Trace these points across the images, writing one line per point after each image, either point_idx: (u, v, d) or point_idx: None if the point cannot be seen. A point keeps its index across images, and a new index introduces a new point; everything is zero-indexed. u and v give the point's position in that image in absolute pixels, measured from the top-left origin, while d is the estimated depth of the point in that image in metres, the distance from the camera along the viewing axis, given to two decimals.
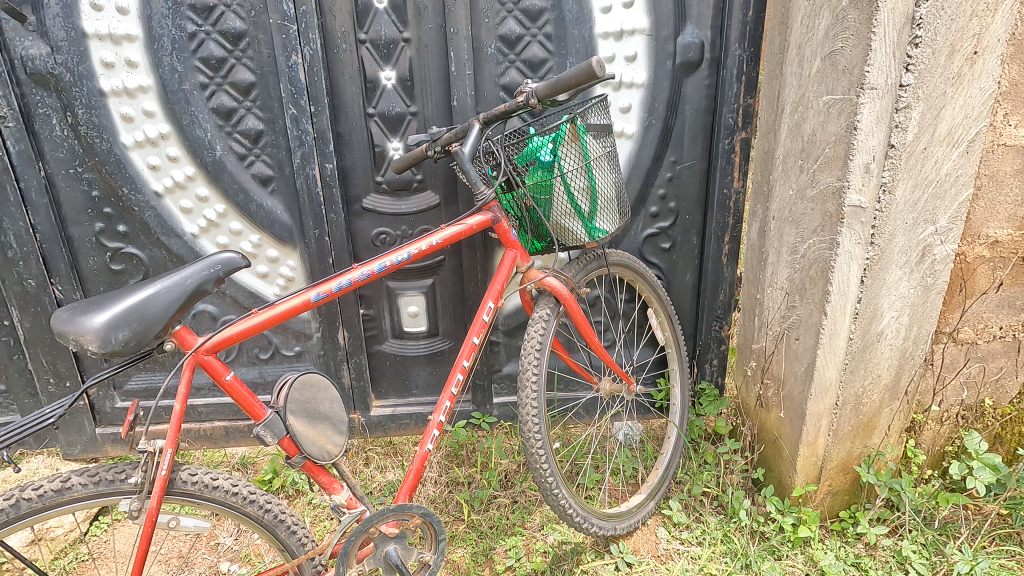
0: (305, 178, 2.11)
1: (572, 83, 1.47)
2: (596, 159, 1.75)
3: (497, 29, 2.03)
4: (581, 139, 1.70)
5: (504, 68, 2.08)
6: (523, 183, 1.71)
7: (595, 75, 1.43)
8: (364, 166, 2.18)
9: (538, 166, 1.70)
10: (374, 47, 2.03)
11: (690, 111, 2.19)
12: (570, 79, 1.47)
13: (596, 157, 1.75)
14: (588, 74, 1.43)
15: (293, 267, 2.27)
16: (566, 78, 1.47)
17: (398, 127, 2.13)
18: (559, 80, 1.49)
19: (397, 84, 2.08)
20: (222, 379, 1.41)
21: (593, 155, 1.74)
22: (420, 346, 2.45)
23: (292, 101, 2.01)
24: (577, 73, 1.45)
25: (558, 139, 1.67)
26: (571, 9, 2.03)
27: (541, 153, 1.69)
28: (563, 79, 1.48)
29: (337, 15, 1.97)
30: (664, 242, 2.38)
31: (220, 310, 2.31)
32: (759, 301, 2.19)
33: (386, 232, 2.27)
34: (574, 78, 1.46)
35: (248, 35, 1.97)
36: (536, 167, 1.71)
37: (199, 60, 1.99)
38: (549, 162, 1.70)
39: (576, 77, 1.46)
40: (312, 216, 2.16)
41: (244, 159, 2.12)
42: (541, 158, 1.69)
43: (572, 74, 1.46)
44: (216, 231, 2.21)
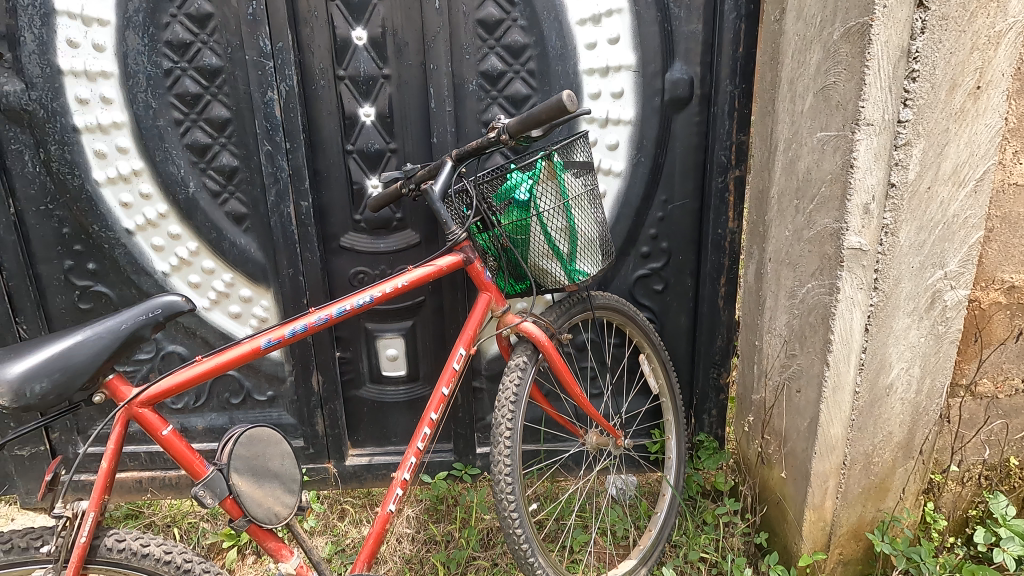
0: (280, 215, 2.04)
1: (542, 118, 1.39)
2: (577, 198, 1.65)
3: (479, 65, 1.98)
4: (559, 179, 1.61)
5: (486, 104, 2.02)
6: (498, 222, 1.62)
7: (568, 109, 1.34)
8: (343, 203, 2.10)
9: (514, 205, 1.60)
10: (353, 83, 1.99)
11: (681, 148, 2.10)
12: (541, 113, 1.38)
13: (578, 196, 1.65)
14: (560, 108, 1.34)
15: (266, 307, 2.17)
16: (537, 112, 1.39)
17: (377, 164, 2.07)
18: (531, 116, 1.40)
19: (376, 121, 2.03)
20: (158, 434, 1.29)
21: (575, 194, 1.64)
22: (399, 392, 2.31)
23: (268, 137, 1.96)
24: (549, 106, 1.36)
25: (534, 177, 1.59)
26: (555, 46, 1.97)
27: (517, 193, 1.60)
28: (535, 114, 1.39)
29: (316, 53, 1.95)
30: (658, 283, 2.25)
31: (190, 351, 2.20)
32: (758, 348, 2.05)
33: (364, 272, 2.18)
34: (545, 112, 1.37)
35: (224, 71, 1.94)
36: (512, 205, 1.61)
37: (175, 97, 1.95)
38: (526, 202, 1.60)
39: (547, 112, 1.37)
40: (287, 255, 2.08)
41: (218, 196, 2.05)
42: (516, 197, 1.60)
43: (543, 108, 1.37)
44: (188, 269, 2.12)
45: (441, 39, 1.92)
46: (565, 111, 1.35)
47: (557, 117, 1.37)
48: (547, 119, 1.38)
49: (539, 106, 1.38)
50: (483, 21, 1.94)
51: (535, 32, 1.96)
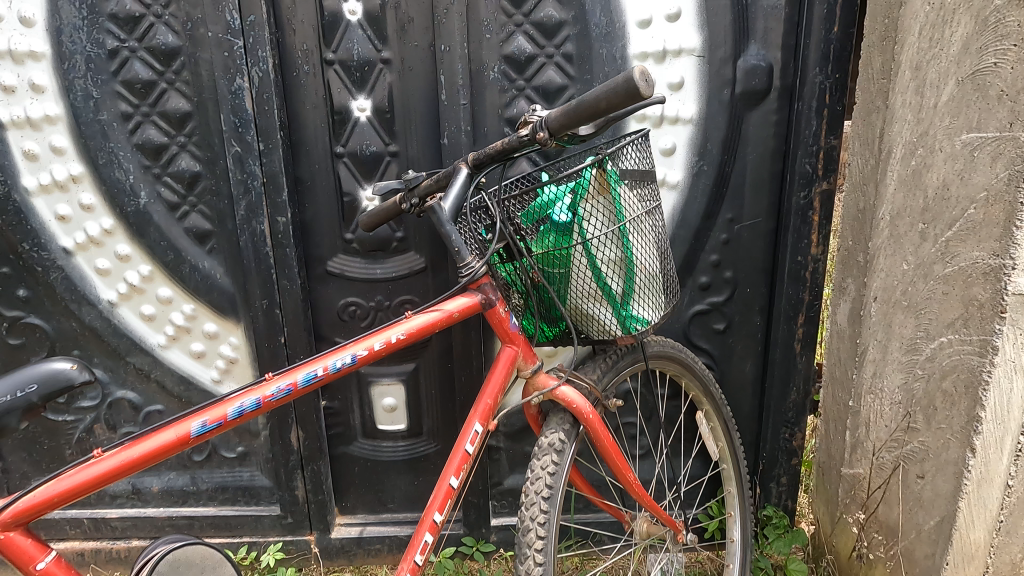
0: (252, 234, 1.63)
1: (596, 107, 0.95)
2: (637, 220, 1.21)
3: (502, 47, 1.56)
4: (612, 194, 1.18)
5: (511, 96, 1.60)
6: (528, 251, 1.20)
7: (639, 93, 0.90)
8: (330, 220, 1.70)
9: (549, 228, 1.19)
10: (344, 70, 1.59)
11: (754, 154, 1.67)
12: (596, 99, 0.95)
13: (638, 217, 1.21)
14: (627, 92, 0.90)
15: (235, 345, 1.76)
16: (590, 98, 0.95)
17: (374, 172, 1.66)
18: (579, 104, 0.97)
19: (373, 117, 1.62)
20: (31, 568, 0.88)
21: (633, 214, 1.20)
22: (398, 449, 1.90)
23: (236, 135, 1.56)
24: (609, 89, 0.92)
25: (579, 190, 1.16)
26: (599, 23, 1.55)
27: (555, 211, 1.18)
28: (586, 100, 0.96)
29: (298, 30, 1.55)
30: (718, 322, 1.81)
31: (143, 398, 1.80)
32: (853, 410, 1.60)
33: (356, 304, 1.77)
34: (602, 98, 0.94)
35: (183, 53, 1.54)
36: (547, 228, 1.19)
37: (122, 84, 1.56)
38: (567, 224, 1.18)
39: (604, 97, 0.93)
40: (260, 283, 1.67)
41: (176, 209, 1.65)
42: (553, 217, 1.18)
43: (600, 92, 0.94)
44: (140, 298, 1.72)
45: (454, 14, 1.51)
46: (632, 97, 0.91)
47: (620, 105, 0.93)
48: (604, 108, 0.95)
49: (594, 90, 0.95)
50: None
51: (575, 5, 1.54)
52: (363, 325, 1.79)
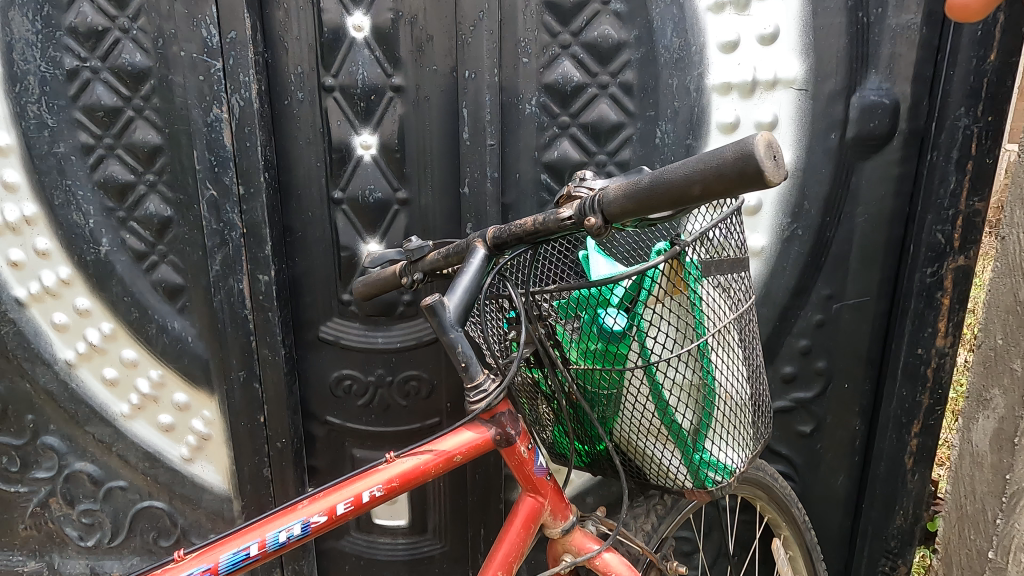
0: (229, 294, 1.34)
1: (681, 191, 0.60)
2: (722, 332, 0.83)
3: (542, 73, 1.23)
4: (689, 297, 0.80)
5: (551, 135, 1.26)
6: (566, 361, 0.87)
7: (759, 179, 0.54)
8: (324, 277, 1.39)
9: (597, 337, 0.83)
10: (346, 98, 1.29)
11: (864, 215, 1.28)
12: (683, 177, 0.60)
13: (723, 326, 0.83)
14: (738, 176, 0.55)
15: (208, 419, 1.48)
16: (673, 177, 0.60)
17: (378, 222, 1.35)
18: (655, 182, 0.62)
19: (379, 156, 1.32)
20: None
21: (717, 324, 0.82)
22: (397, 548, 1.58)
23: (212, 177, 1.27)
24: (705, 166, 0.57)
25: (643, 289, 0.79)
26: (669, 45, 1.20)
27: (607, 314, 0.82)
28: (667, 179, 0.61)
29: (292, 50, 1.26)
30: (805, 423, 1.41)
31: (104, 473, 1.54)
32: (995, 567, 1.18)
33: (352, 378, 1.46)
34: (692, 177, 0.59)
35: (153, 75, 1.26)
36: (593, 336, 0.84)
37: (83, 111, 1.30)
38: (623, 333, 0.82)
39: (696, 177, 0.58)
40: (238, 351, 1.38)
41: (144, 259, 1.38)
42: (603, 322, 0.82)
43: (691, 168, 0.59)
44: (101, 360, 1.46)
45: (483, 33, 1.19)
46: (744, 184, 0.55)
47: (721, 194, 0.58)
48: (694, 195, 0.59)
49: (680, 165, 0.60)
50: (553, 4, 1.19)
51: (639, 22, 1.19)
52: (360, 403, 1.47)
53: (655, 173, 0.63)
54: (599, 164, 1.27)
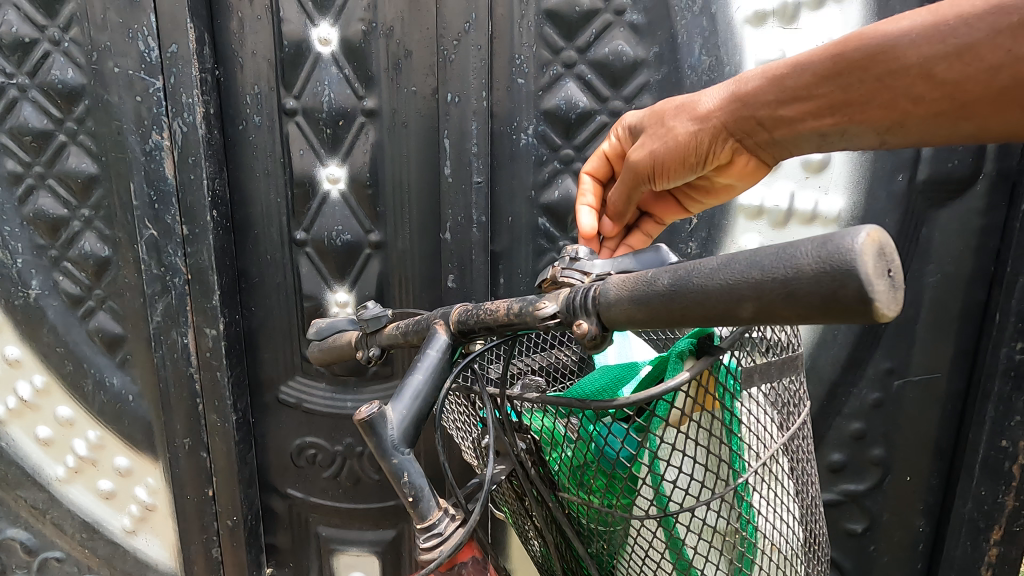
0: (171, 350, 1.15)
1: (720, 309, 0.37)
2: (768, 464, 0.60)
3: (541, 97, 1.02)
4: (723, 420, 0.56)
5: (551, 171, 1.05)
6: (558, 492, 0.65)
7: (859, 314, 0.31)
8: (284, 331, 1.19)
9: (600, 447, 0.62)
10: (310, 123, 1.09)
11: (937, 275, 1.03)
12: (722, 286, 0.37)
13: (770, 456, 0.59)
14: (821, 305, 0.32)
15: (152, 488, 1.28)
16: (707, 283, 0.37)
17: (347, 268, 1.15)
18: (677, 287, 0.39)
19: (348, 192, 1.12)
20: None
21: (762, 454, 0.59)
22: None
23: (151, 214, 1.08)
24: (763, 275, 0.34)
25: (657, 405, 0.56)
26: (698, 65, 0.98)
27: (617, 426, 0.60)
28: (697, 283, 0.38)
29: (246, 67, 1.06)
30: (855, 520, 1.16)
31: (38, 542, 1.34)
32: None
33: (317, 446, 1.25)
34: (741, 289, 0.35)
35: (88, 95, 1.08)
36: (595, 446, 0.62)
37: (9, 135, 1.12)
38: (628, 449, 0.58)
39: (747, 291, 0.35)
40: (182, 415, 1.18)
41: (80, 304, 1.19)
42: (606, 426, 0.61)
43: (738, 273, 0.36)
44: (33, 416, 1.27)
45: (468, 48, 0.98)
46: (830, 316, 0.32)
47: (785, 322, 0.35)
48: (742, 317, 0.36)
49: (719, 263, 0.37)
50: (556, 13, 0.98)
51: (660, 36, 0.98)
52: (326, 475, 1.27)
53: (679, 268, 0.40)
54: None
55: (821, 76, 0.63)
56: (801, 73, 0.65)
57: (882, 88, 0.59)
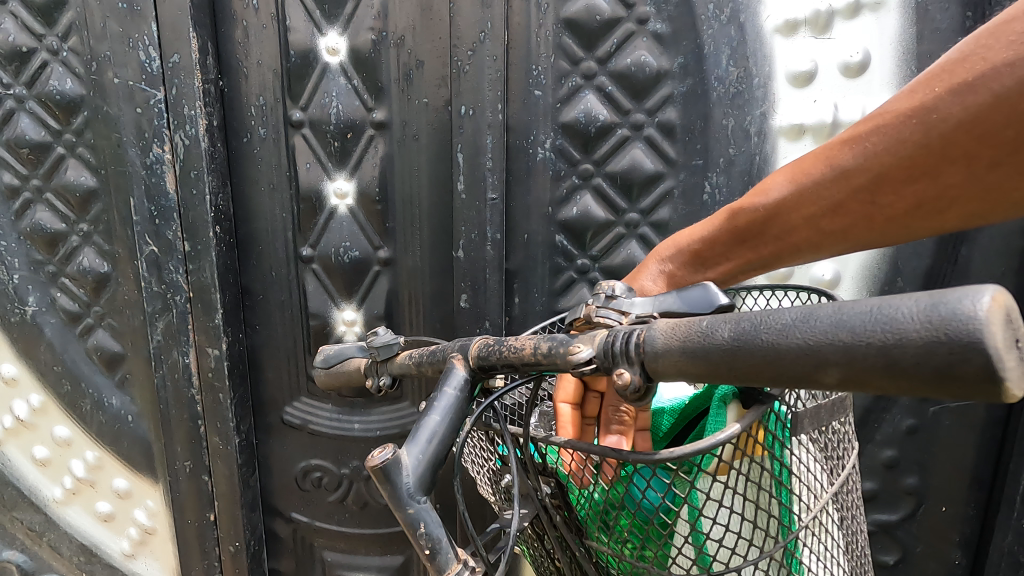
0: (172, 370, 1.10)
1: (798, 371, 0.32)
2: (819, 516, 0.54)
3: (559, 110, 0.97)
4: (772, 471, 0.51)
5: (569, 187, 1.00)
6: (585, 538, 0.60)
7: (979, 393, 0.26)
8: (289, 351, 1.14)
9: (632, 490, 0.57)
10: (317, 136, 1.05)
11: None
12: (801, 346, 0.32)
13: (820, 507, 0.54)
14: (932, 380, 0.26)
15: (152, 511, 1.23)
16: (781, 341, 0.32)
17: (355, 286, 1.10)
18: (743, 342, 0.34)
19: (357, 207, 1.07)
20: None
21: (812, 506, 0.53)
22: None
23: (152, 230, 1.04)
24: (856, 338, 0.29)
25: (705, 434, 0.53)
26: (725, 76, 0.93)
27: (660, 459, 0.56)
28: (768, 340, 0.33)
29: (251, 78, 1.02)
30: (885, 551, 1.11)
31: (34, 565, 1.30)
32: None
33: (323, 469, 1.20)
34: (826, 351, 0.30)
35: (87, 106, 1.04)
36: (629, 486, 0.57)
37: (6, 147, 1.08)
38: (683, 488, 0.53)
39: (834, 354, 0.30)
40: (183, 437, 1.14)
41: (78, 322, 1.15)
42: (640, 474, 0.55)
43: (822, 332, 0.31)
44: (29, 436, 1.23)
45: (484, 59, 0.93)
46: (940, 391, 0.27)
47: (877, 391, 0.30)
48: (825, 381, 0.31)
49: (795, 318, 0.32)
50: (575, 23, 0.94)
51: (684, 46, 0.93)
52: (332, 499, 1.22)
53: (743, 319, 0.35)
54: (630, 225, 1.01)
55: (726, 239, 0.63)
56: (710, 241, 0.65)
57: (781, 248, 0.58)
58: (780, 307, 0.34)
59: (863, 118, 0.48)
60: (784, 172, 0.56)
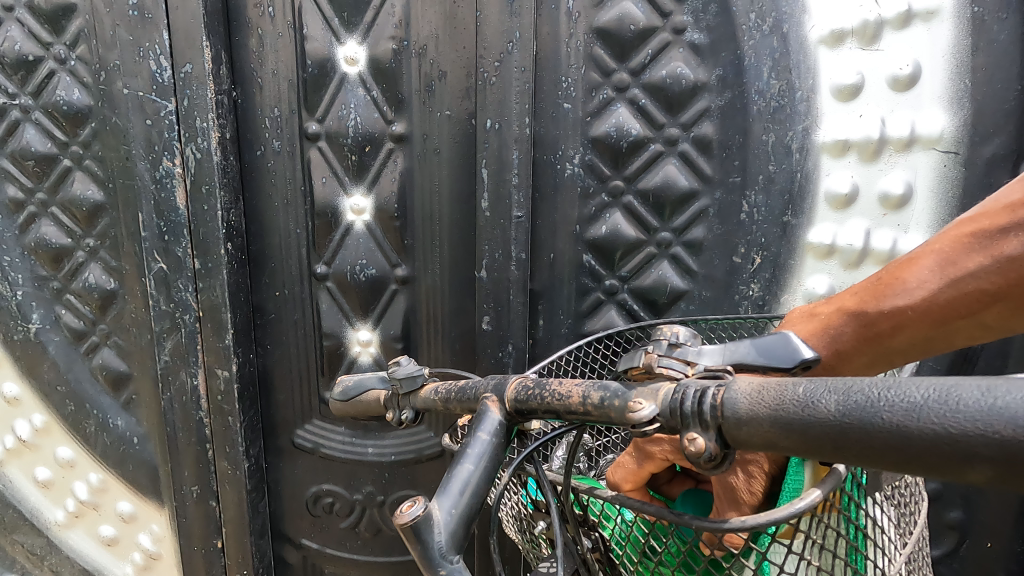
0: (180, 392, 1.06)
1: (933, 463, 0.27)
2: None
3: (589, 123, 0.93)
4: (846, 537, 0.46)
5: (598, 205, 0.95)
6: None
7: None
8: (302, 372, 1.10)
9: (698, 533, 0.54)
10: (334, 149, 1.00)
11: None
12: (937, 434, 0.26)
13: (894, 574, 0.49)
14: None
15: (156, 536, 1.19)
16: (910, 426, 0.27)
17: (371, 305, 1.06)
18: (857, 421, 0.29)
19: (374, 223, 1.03)
20: None
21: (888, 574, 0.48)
22: None
23: (161, 247, 1.00)
24: (1021, 434, 0.24)
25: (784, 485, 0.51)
26: (765, 89, 0.88)
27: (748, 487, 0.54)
28: (892, 422, 0.28)
29: (266, 88, 0.98)
30: None
31: None
32: None
33: (334, 494, 1.16)
34: (976, 444, 0.25)
35: (95, 117, 1.00)
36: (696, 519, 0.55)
37: (11, 159, 1.04)
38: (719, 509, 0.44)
39: (986, 449, 0.25)
40: (190, 462, 1.09)
41: (83, 340, 1.11)
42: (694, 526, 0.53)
43: (968, 422, 0.26)
44: (31, 457, 1.19)
45: (511, 70, 0.89)
46: None
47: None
48: (968, 478, 0.26)
49: (928, 400, 0.27)
50: (607, 33, 0.89)
51: (723, 57, 0.88)
52: (344, 525, 1.17)
53: (855, 393, 0.30)
54: (661, 244, 0.96)
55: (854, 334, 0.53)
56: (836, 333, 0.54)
57: (921, 341, 0.50)
58: (903, 383, 0.29)
59: (1020, 202, 0.45)
60: (925, 258, 0.50)
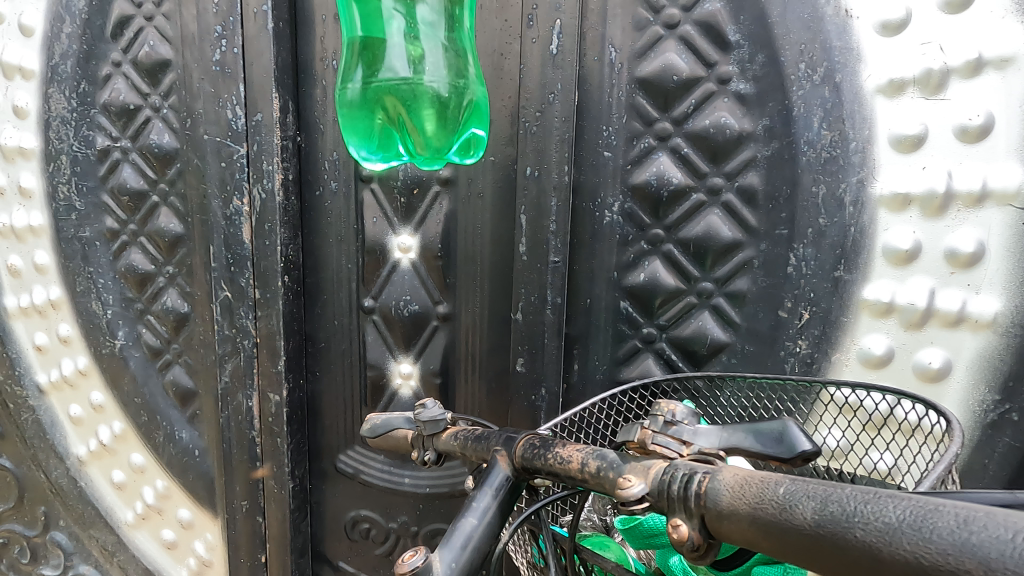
0: (236, 411, 1.14)
1: None
2: None
3: (630, 171, 0.93)
4: None
5: (637, 253, 0.95)
6: None
7: None
8: (346, 399, 1.15)
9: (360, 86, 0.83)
10: (385, 191, 1.06)
11: None
12: (908, 563, 0.25)
13: None
14: None
15: (209, 545, 1.26)
16: (883, 549, 0.26)
17: (414, 339, 1.09)
18: (831, 534, 0.27)
19: (420, 261, 1.07)
20: None
21: None
22: None
23: (227, 276, 1.09)
24: None
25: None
26: (816, 139, 0.85)
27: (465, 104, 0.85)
28: (866, 542, 0.26)
29: (327, 133, 1.05)
30: None
31: None
32: None
33: (371, 520, 1.19)
34: None
35: (180, 158, 1.12)
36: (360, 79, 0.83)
37: (111, 194, 1.18)
38: (478, 115, 0.88)
39: None
40: (242, 478, 1.16)
41: (158, 357, 1.22)
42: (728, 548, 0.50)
43: (941, 555, 0.24)
44: (110, 460, 1.31)
45: (552, 120, 0.91)
46: None
47: None
48: None
49: (903, 524, 0.26)
50: (649, 83, 0.90)
51: (770, 107, 0.86)
52: (378, 552, 1.19)
53: (833, 503, 0.28)
54: (702, 295, 0.93)
55: None
56: None
57: None
58: (882, 498, 0.27)
59: None
60: None
